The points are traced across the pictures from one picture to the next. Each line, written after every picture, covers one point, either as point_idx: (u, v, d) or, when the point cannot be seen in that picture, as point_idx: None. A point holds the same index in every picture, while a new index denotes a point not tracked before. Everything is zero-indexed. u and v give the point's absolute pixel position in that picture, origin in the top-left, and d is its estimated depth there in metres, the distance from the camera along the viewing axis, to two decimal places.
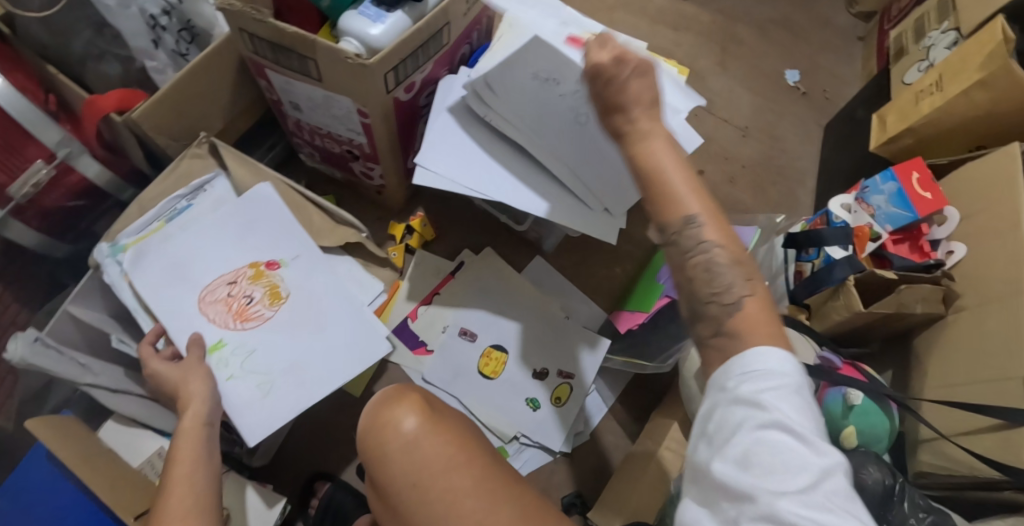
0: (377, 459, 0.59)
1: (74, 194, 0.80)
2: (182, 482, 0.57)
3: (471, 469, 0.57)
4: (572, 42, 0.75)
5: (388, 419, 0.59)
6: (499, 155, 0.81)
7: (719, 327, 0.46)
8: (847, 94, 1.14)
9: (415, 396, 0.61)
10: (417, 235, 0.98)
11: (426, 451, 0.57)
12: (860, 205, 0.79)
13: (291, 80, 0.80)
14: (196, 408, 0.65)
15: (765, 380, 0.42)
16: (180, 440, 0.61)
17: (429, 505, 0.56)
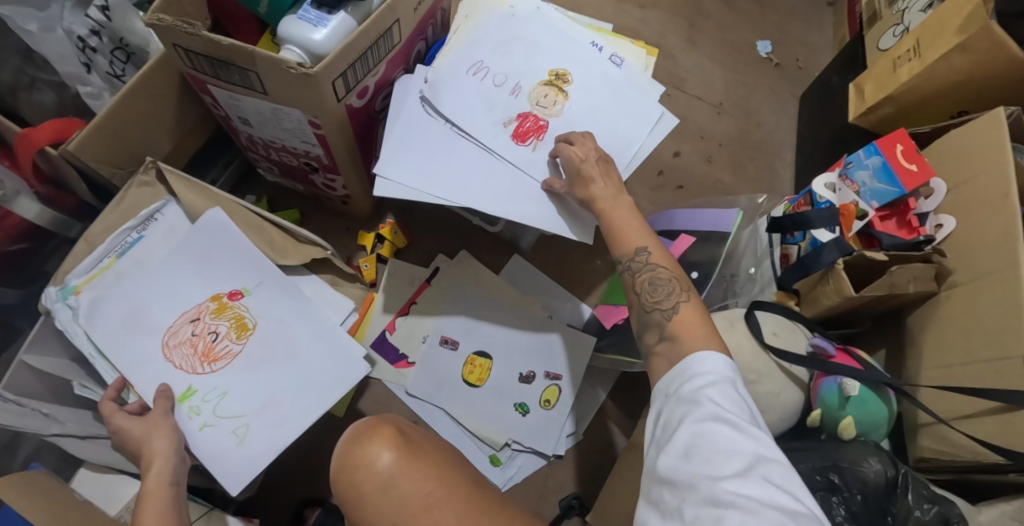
0: (354, 500, 0.56)
1: (16, 236, 0.75)
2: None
3: (453, 503, 0.54)
4: (522, 120, 0.79)
5: (360, 457, 0.56)
6: (464, 159, 0.77)
7: (663, 333, 0.57)
8: (820, 61, 1.10)
9: (389, 428, 0.58)
10: (388, 244, 0.93)
11: (405, 489, 0.55)
12: (845, 183, 0.77)
13: (235, 94, 0.75)
14: (159, 466, 0.61)
15: (702, 381, 0.51)
16: (145, 505, 0.58)
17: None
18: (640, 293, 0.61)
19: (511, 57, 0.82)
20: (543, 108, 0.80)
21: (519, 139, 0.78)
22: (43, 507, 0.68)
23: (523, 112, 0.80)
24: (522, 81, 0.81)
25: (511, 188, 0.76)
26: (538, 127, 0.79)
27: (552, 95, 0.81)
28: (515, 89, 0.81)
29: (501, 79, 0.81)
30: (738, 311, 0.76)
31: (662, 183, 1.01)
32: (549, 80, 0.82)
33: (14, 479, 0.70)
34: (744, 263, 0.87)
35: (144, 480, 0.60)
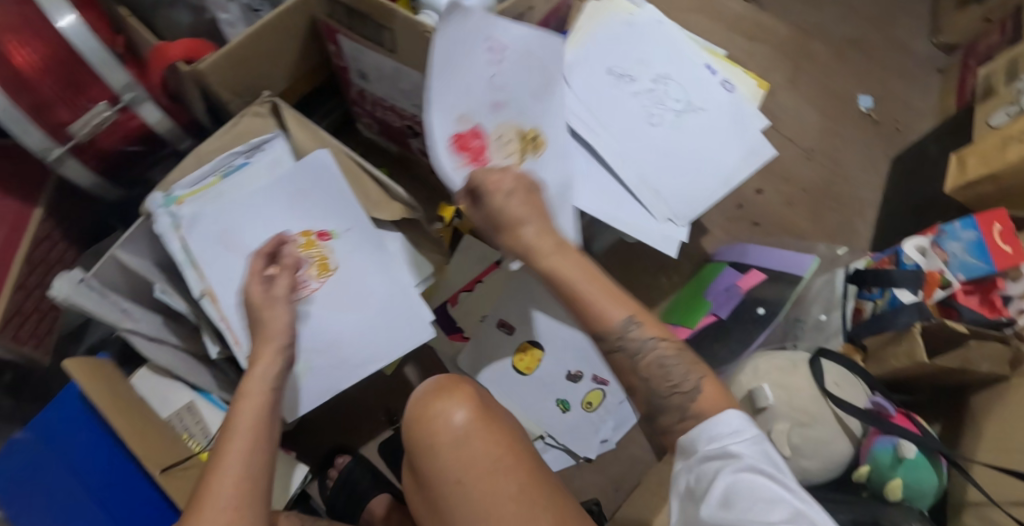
0: (425, 451, 0.60)
1: (132, 139, 0.78)
2: (236, 457, 0.56)
3: (516, 474, 0.58)
4: (456, 146, 0.66)
5: (438, 411, 0.60)
6: (566, 150, 0.78)
7: (682, 414, 0.52)
8: (921, 128, 1.08)
9: (466, 390, 0.62)
10: (466, 221, 0.94)
11: (477, 448, 0.58)
12: (934, 250, 0.76)
13: (361, 47, 0.77)
14: (264, 369, 0.64)
15: (728, 441, 0.48)
16: (242, 404, 0.61)
17: (471, 503, 0.57)
18: (649, 376, 0.55)
19: (526, 76, 0.71)
20: (498, 147, 0.70)
21: (457, 147, 0.66)
22: (112, 395, 0.75)
23: (479, 130, 0.68)
24: (507, 106, 0.71)
25: (606, 187, 0.77)
26: (477, 149, 0.68)
27: (511, 149, 0.71)
28: (517, 81, 0.71)
29: (497, 86, 0.69)
30: (801, 354, 0.77)
31: (739, 216, 1.01)
32: (523, 135, 0.72)
33: (91, 362, 0.76)
34: (814, 310, 0.86)
35: (246, 380, 0.63)
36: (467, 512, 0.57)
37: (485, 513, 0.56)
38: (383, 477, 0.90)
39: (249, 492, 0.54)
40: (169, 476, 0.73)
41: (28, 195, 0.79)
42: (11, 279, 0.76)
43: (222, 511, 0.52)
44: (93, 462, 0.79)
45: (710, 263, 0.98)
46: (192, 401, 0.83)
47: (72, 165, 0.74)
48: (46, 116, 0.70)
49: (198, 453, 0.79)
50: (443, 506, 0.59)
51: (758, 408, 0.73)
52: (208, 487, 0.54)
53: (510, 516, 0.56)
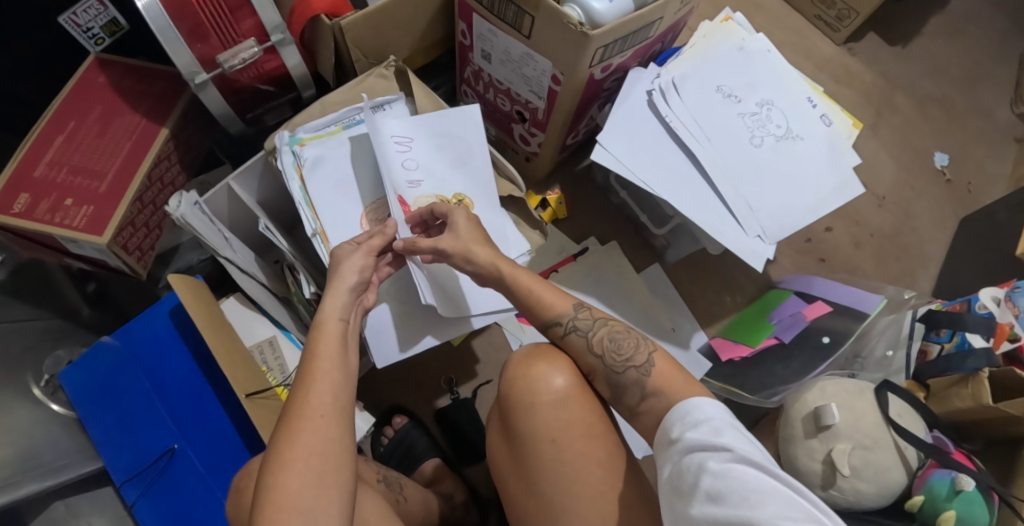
0: (523, 408, 0.61)
1: (266, 78, 0.83)
2: (320, 379, 0.58)
3: (604, 443, 0.60)
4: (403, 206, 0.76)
5: (539, 373, 0.62)
6: (671, 157, 0.82)
7: (642, 391, 0.59)
8: (991, 194, 1.14)
9: (565, 359, 0.64)
10: (550, 211, 0.98)
11: (573, 412, 0.60)
12: (1007, 303, 0.80)
13: (495, 29, 0.82)
14: (334, 300, 0.63)
15: (697, 426, 0.52)
16: (320, 330, 0.61)
17: (563, 464, 0.59)
18: (604, 354, 0.62)
19: (442, 147, 0.82)
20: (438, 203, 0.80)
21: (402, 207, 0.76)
22: (206, 313, 0.77)
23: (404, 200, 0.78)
24: (425, 181, 0.80)
25: (704, 196, 0.81)
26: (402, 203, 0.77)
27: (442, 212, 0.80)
28: (413, 180, 0.80)
29: (412, 166, 0.80)
30: (867, 384, 0.80)
31: (807, 250, 1.06)
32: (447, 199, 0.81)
33: (188, 282, 0.78)
34: (880, 346, 0.89)
35: (320, 310, 0.62)
36: (559, 472, 0.59)
37: (573, 474, 0.58)
38: (436, 442, 0.92)
39: (336, 418, 0.56)
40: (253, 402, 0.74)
41: (158, 116, 0.84)
42: (131, 192, 0.79)
43: (312, 424, 0.55)
44: (171, 380, 0.82)
45: (774, 290, 1.01)
46: (273, 336, 0.87)
47: (211, 93, 0.78)
48: (199, 43, 0.73)
49: (276, 387, 0.82)
50: (535, 464, 0.60)
51: (822, 425, 0.75)
52: (297, 404, 0.56)
53: (597, 481, 0.58)
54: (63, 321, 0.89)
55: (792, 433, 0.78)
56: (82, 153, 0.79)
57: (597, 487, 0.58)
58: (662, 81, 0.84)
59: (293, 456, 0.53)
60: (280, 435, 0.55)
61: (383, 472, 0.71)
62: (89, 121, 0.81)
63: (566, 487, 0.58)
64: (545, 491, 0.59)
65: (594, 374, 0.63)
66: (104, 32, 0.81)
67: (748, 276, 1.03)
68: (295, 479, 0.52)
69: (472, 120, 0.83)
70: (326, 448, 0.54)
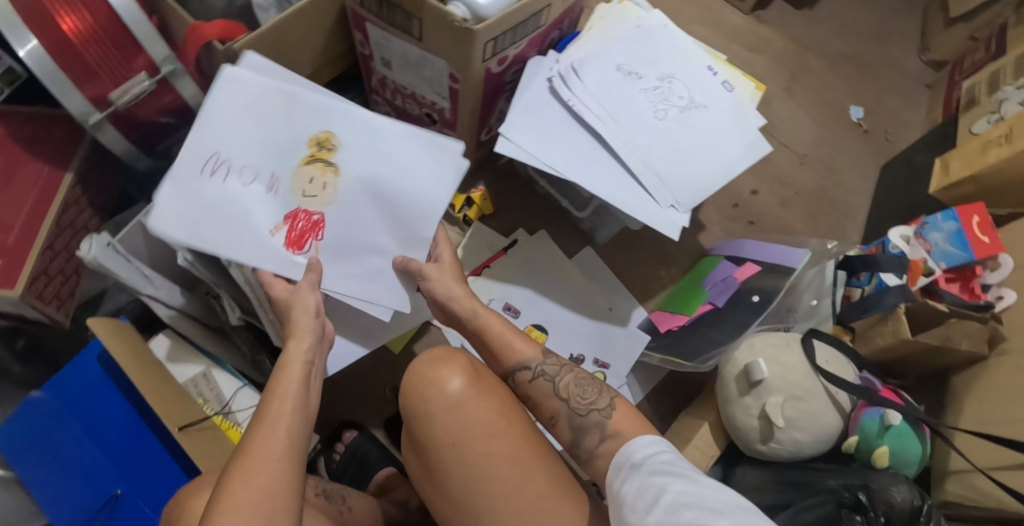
0: (422, 417, 0.62)
1: (167, 110, 0.83)
2: (278, 419, 0.57)
3: (511, 437, 0.60)
4: (291, 245, 0.70)
5: (433, 378, 0.63)
6: (577, 140, 0.84)
7: (603, 434, 0.61)
8: (908, 138, 1.20)
9: (461, 360, 0.64)
10: (476, 209, 0.98)
11: (471, 413, 0.61)
12: (918, 240, 0.82)
13: (389, 36, 0.82)
14: (301, 341, 0.64)
15: (658, 459, 0.54)
16: (282, 373, 0.61)
17: (468, 466, 0.59)
18: (569, 397, 0.65)
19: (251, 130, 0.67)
20: (310, 197, 0.70)
21: (293, 246, 0.70)
22: (132, 355, 0.76)
23: (291, 210, 0.70)
24: (276, 172, 0.69)
25: (614, 174, 0.83)
26: (314, 225, 0.71)
27: (321, 177, 0.71)
28: (270, 184, 0.69)
29: (247, 172, 0.67)
30: (794, 335, 0.81)
31: (735, 215, 1.09)
32: (310, 153, 0.70)
33: (110, 324, 0.78)
34: (805, 297, 0.89)
35: (285, 351, 0.63)
36: (465, 473, 0.59)
37: (482, 473, 0.59)
38: (389, 452, 0.92)
39: (292, 456, 0.56)
40: (187, 435, 0.74)
41: (62, 161, 0.83)
42: (41, 241, 0.78)
43: (267, 464, 0.54)
44: (108, 426, 0.81)
45: (707, 256, 1.02)
46: (206, 368, 0.87)
47: (109, 131, 0.78)
48: (90, 84, 0.73)
49: (213, 417, 0.82)
50: (442, 471, 0.61)
51: (754, 381, 0.76)
52: (252, 442, 0.55)
53: (507, 476, 0.58)
54: None
55: (728, 394, 0.80)
56: None
57: (508, 483, 0.58)
58: (562, 66, 0.85)
59: (245, 497, 0.52)
60: (230, 475, 0.53)
61: (322, 486, 0.72)
62: None
63: (475, 488, 0.59)
64: (457, 493, 0.60)
65: (557, 418, 0.65)
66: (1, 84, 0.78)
67: (681, 248, 1.05)
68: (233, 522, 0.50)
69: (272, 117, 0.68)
70: (280, 490, 0.53)
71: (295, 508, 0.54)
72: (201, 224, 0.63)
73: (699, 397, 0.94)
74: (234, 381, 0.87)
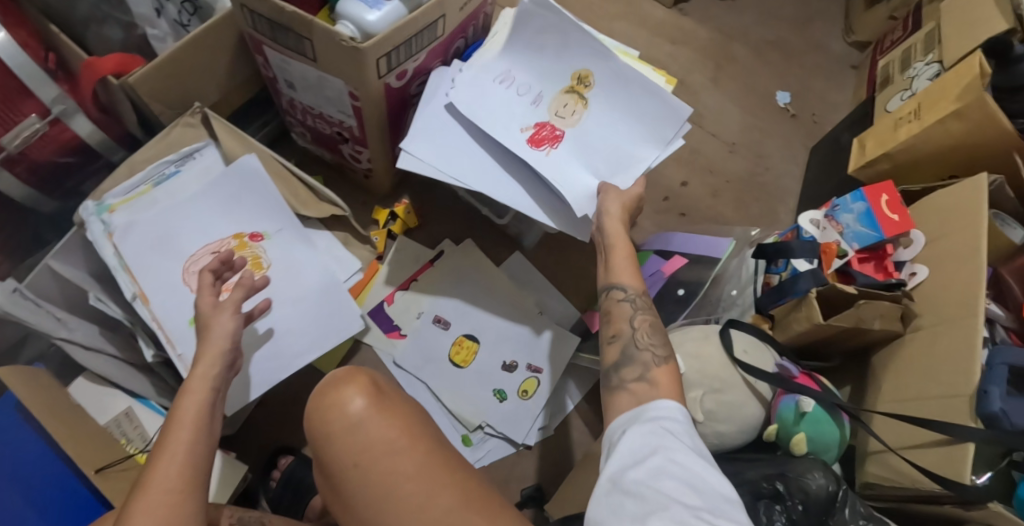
0: (323, 439, 0.60)
1: (65, 151, 0.82)
2: (180, 449, 0.56)
3: (414, 454, 0.59)
4: (534, 144, 0.80)
5: (335, 399, 0.60)
6: (484, 146, 0.82)
7: (641, 375, 0.59)
8: (835, 120, 1.20)
9: (366, 377, 0.62)
10: (400, 222, 0.98)
11: (372, 432, 0.59)
12: (829, 222, 0.82)
13: (287, 58, 0.82)
14: (206, 367, 0.63)
15: (665, 417, 0.54)
16: (185, 400, 0.60)
17: (371, 486, 0.58)
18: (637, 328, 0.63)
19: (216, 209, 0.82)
20: (561, 118, 0.82)
21: (535, 144, 0.80)
22: (44, 402, 0.75)
23: (541, 122, 0.82)
24: (544, 92, 0.84)
25: (525, 179, 0.81)
26: (555, 136, 0.81)
27: (571, 106, 0.83)
28: (537, 99, 0.83)
29: (524, 90, 0.84)
30: (715, 326, 0.81)
31: (666, 209, 1.09)
32: (571, 86, 0.83)
33: (22, 373, 0.76)
34: (727, 286, 0.91)
35: (189, 377, 0.61)
36: (369, 493, 0.58)
37: (384, 493, 0.58)
38: None
39: (190, 485, 0.54)
40: (104, 477, 0.73)
41: None
42: None
43: (167, 495, 0.52)
44: None
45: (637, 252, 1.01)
46: (130, 406, 0.86)
47: (3, 177, 0.76)
48: None
49: (136, 456, 0.81)
50: (346, 492, 0.59)
51: None
52: (148, 476, 0.53)
53: (409, 494, 0.57)
54: None
55: None
56: None
57: (412, 501, 0.57)
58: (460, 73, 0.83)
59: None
60: (127, 511, 0.51)
61: (237, 514, 0.70)
62: None
63: (379, 508, 0.58)
64: (362, 514, 0.59)
65: (619, 340, 0.63)
66: None
67: None
68: None
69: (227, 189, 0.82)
70: (181, 519, 0.52)
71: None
72: (467, 152, 0.81)
73: None
74: (159, 417, 0.86)
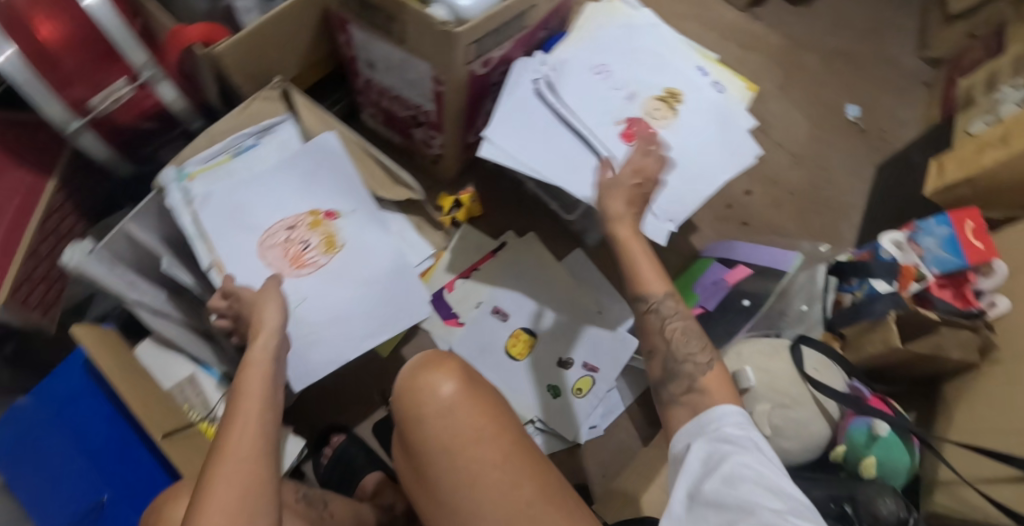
0: (413, 420, 0.62)
1: (148, 116, 0.82)
2: (250, 419, 0.56)
3: (500, 443, 0.60)
4: (624, 137, 0.82)
5: (425, 382, 0.62)
6: (565, 142, 0.82)
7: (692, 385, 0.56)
8: (904, 136, 1.18)
9: (454, 364, 0.64)
10: (464, 210, 0.97)
11: (460, 418, 0.60)
12: (910, 245, 0.79)
13: (372, 38, 0.81)
14: (265, 341, 0.63)
15: (727, 422, 0.52)
16: (247, 371, 0.60)
17: (458, 471, 0.59)
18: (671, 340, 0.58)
19: (292, 185, 0.82)
20: (653, 118, 0.85)
21: (626, 138, 0.83)
22: (116, 363, 0.77)
23: (633, 117, 0.84)
24: (638, 90, 0.87)
25: (604, 177, 0.81)
26: (644, 132, 0.84)
27: (662, 110, 0.86)
28: (630, 95, 0.86)
29: (619, 84, 0.86)
30: (784, 341, 0.80)
31: (727, 216, 1.07)
32: (663, 96, 0.87)
33: (94, 332, 0.78)
34: (795, 301, 0.88)
35: (250, 350, 0.62)
36: (455, 478, 0.59)
37: (470, 478, 0.59)
38: (376, 456, 0.92)
39: (263, 452, 0.54)
40: (171, 442, 0.73)
41: (44, 167, 0.82)
42: (23, 247, 0.78)
43: (243, 465, 0.53)
44: (94, 434, 0.81)
45: (699, 258, 1.00)
46: (192, 373, 0.87)
47: (88, 138, 0.77)
48: (69, 89, 0.72)
49: (199, 424, 0.82)
50: (431, 475, 0.60)
51: (740, 389, 0.76)
52: (222, 446, 0.53)
53: (495, 482, 0.58)
54: None
55: None
56: None
57: (497, 487, 0.58)
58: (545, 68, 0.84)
59: (224, 500, 0.51)
60: (207, 477, 0.52)
61: (302, 491, 0.71)
62: None
63: (465, 493, 0.59)
64: (446, 498, 0.60)
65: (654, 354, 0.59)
66: None
67: (672, 250, 1.04)
68: None
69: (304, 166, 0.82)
70: (260, 488, 0.52)
71: (275, 508, 0.53)
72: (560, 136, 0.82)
73: None
74: (219, 386, 0.87)
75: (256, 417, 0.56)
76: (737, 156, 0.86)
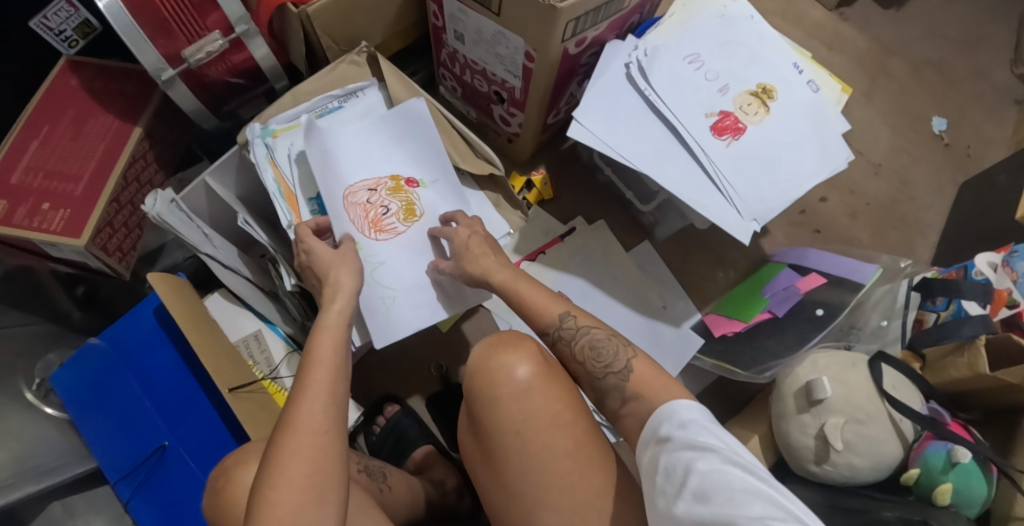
0: (485, 401, 0.61)
1: (236, 72, 0.82)
2: (321, 389, 0.54)
3: (574, 432, 0.59)
4: (716, 131, 0.81)
5: (500, 364, 0.62)
6: (653, 132, 0.81)
7: (625, 397, 0.58)
8: (990, 155, 1.13)
9: (529, 347, 0.63)
10: (536, 192, 0.98)
11: (537, 402, 0.60)
12: (1005, 268, 0.78)
13: (465, 8, 0.79)
14: (337, 304, 0.61)
15: (684, 422, 0.51)
16: (319, 336, 0.58)
17: (528, 456, 0.58)
18: (586, 361, 0.63)
19: (377, 147, 0.81)
20: (745, 114, 0.82)
21: (717, 132, 0.81)
22: (188, 312, 0.77)
23: (725, 110, 0.82)
24: (731, 83, 0.84)
25: (690, 170, 0.79)
26: (736, 128, 0.81)
27: (755, 106, 0.83)
28: (723, 88, 0.83)
29: (713, 75, 0.84)
30: (861, 356, 0.78)
31: (801, 222, 1.04)
32: (755, 91, 0.84)
33: (169, 279, 0.78)
34: (874, 317, 0.88)
35: (322, 314, 0.59)
36: (526, 463, 0.58)
37: (539, 466, 0.58)
38: (429, 430, 0.92)
39: (336, 420, 0.53)
40: (236, 397, 0.74)
41: (131, 116, 0.83)
42: (107, 194, 0.79)
43: (311, 436, 0.51)
44: (159, 382, 0.82)
45: (769, 263, 0.98)
46: (258, 330, 0.88)
47: (180, 89, 0.77)
48: (166, 39, 0.72)
49: (261, 380, 0.83)
50: (499, 458, 0.60)
51: (814, 399, 0.74)
52: (294, 413, 0.52)
53: (565, 471, 0.57)
54: (55, 324, 0.90)
55: (784, 409, 0.77)
56: (58, 156, 0.78)
57: (567, 478, 0.57)
58: (638, 53, 0.82)
59: (295, 472, 0.49)
60: (277, 444, 0.51)
61: (364, 462, 0.72)
62: (62, 123, 0.80)
63: (533, 480, 0.58)
64: (514, 483, 0.59)
65: (580, 379, 0.64)
66: (77, 34, 0.80)
67: (741, 250, 1.02)
68: (283, 497, 0.48)
69: (392, 129, 0.81)
70: (329, 462, 0.51)
71: (345, 478, 0.52)
72: (648, 126, 0.81)
73: (749, 407, 0.92)
74: (283, 345, 0.87)
75: (333, 382, 0.55)
76: (828, 160, 0.83)
